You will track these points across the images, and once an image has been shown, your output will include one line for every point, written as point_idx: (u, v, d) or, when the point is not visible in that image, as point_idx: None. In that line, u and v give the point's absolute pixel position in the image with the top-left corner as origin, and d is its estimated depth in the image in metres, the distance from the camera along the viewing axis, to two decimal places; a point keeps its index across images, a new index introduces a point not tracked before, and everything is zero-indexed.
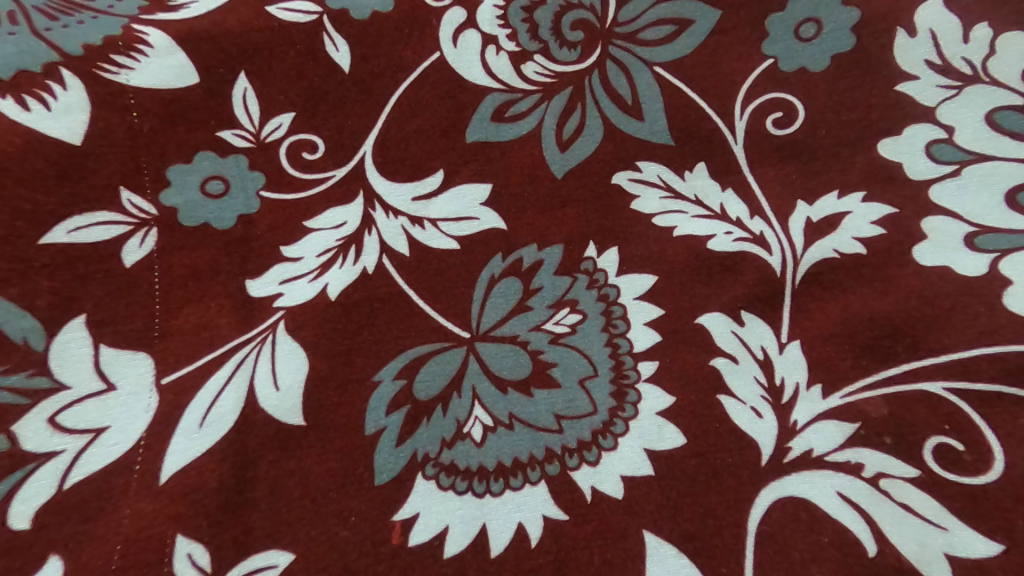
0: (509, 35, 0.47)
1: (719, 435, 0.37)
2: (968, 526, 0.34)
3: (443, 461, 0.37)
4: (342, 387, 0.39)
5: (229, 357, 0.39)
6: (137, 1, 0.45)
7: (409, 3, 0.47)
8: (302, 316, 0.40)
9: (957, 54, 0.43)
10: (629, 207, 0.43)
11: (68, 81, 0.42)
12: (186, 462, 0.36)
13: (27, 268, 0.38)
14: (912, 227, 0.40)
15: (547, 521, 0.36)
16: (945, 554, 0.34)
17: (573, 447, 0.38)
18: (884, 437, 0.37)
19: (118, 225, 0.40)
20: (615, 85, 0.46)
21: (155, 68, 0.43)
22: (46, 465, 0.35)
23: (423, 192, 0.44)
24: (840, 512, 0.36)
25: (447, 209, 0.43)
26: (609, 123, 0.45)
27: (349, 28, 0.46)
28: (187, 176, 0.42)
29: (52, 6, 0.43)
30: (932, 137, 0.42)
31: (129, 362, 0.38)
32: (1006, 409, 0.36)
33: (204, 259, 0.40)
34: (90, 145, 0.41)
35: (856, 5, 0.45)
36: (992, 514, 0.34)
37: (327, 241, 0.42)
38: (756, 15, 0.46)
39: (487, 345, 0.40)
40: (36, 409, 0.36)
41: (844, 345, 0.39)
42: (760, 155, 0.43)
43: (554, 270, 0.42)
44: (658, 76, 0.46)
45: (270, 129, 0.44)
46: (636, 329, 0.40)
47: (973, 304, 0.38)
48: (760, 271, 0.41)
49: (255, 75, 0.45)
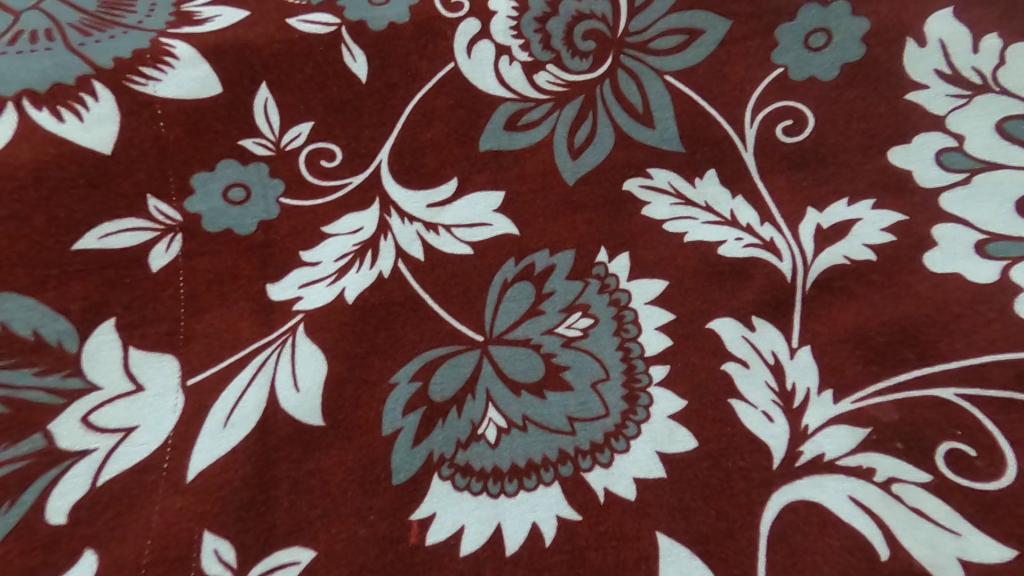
0: (522, 45, 0.48)
1: (730, 439, 0.38)
2: (979, 530, 0.35)
3: (458, 461, 0.38)
4: (360, 389, 0.40)
5: (251, 359, 0.40)
6: (165, 16, 0.46)
7: (425, 15, 0.48)
8: (321, 319, 0.41)
9: (966, 63, 0.43)
10: (641, 213, 0.44)
11: (99, 93, 0.43)
12: (210, 461, 0.38)
13: (60, 273, 0.39)
14: (923, 233, 0.41)
15: (561, 521, 0.37)
16: (957, 558, 0.34)
17: (586, 449, 0.39)
18: (895, 442, 0.37)
19: (145, 231, 0.41)
20: (627, 93, 0.47)
21: (181, 79, 0.45)
22: (80, 463, 0.36)
23: (438, 199, 0.45)
24: (852, 516, 0.36)
25: (461, 215, 0.44)
26: (620, 131, 0.46)
27: (367, 40, 0.48)
28: (211, 184, 0.43)
29: (85, 24, 0.45)
30: (942, 145, 0.42)
31: (156, 364, 0.39)
32: (1017, 415, 0.36)
33: (227, 263, 0.42)
34: (119, 154, 0.42)
35: (865, 15, 0.45)
36: (1003, 519, 0.35)
37: (345, 246, 0.43)
38: (766, 25, 0.46)
39: (501, 348, 0.41)
40: (68, 408, 0.37)
41: (855, 350, 0.39)
42: (770, 163, 0.44)
43: (567, 275, 0.43)
44: (668, 84, 0.47)
45: (290, 138, 0.45)
46: (648, 333, 0.41)
47: (984, 310, 0.39)
48: (771, 277, 0.41)
49: (275, 85, 0.46)
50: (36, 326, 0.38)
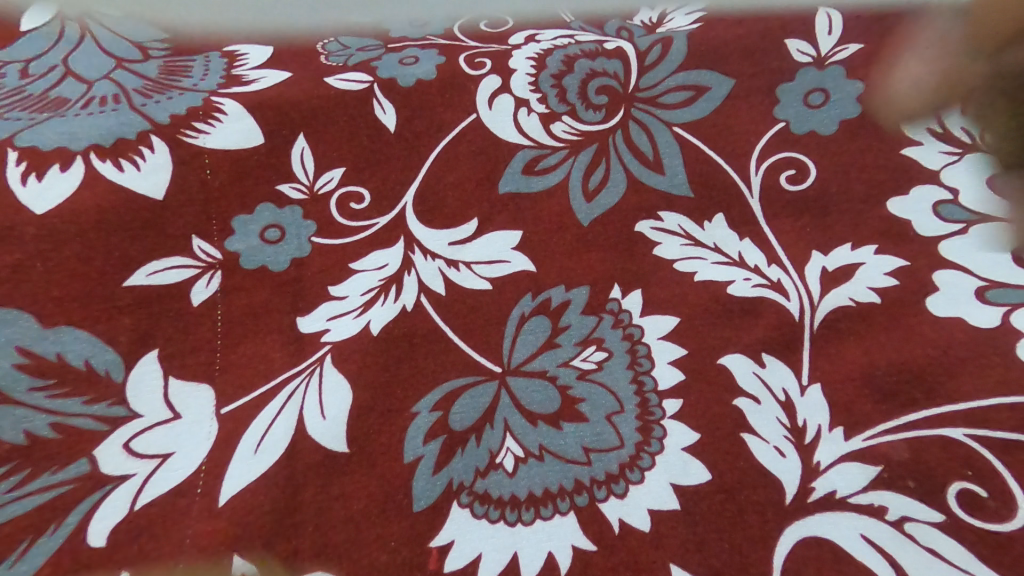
0: (539, 99, 0.52)
1: (742, 474, 0.38)
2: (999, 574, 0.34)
3: (477, 489, 0.39)
4: (384, 419, 0.41)
5: (282, 390, 0.42)
6: (217, 79, 0.51)
7: (450, 73, 0.53)
8: (348, 350, 0.43)
9: (958, 123, 0.47)
10: (716, 361, 0.42)
11: (156, 145, 0.47)
12: (243, 486, 0.39)
13: (111, 307, 0.42)
14: (925, 279, 0.43)
15: (576, 551, 0.37)
16: None
17: (601, 479, 0.39)
18: (907, 480, 0.37)
19: (188, 268, 0.44)
20: (557, 342, 0.44)
21: (229, 132, 0.49)
22: (121, 486, 0.38)
23: (136, 442, 0.39)
24: (865, 555, 0.36)
25: (166, 442, 0.40)
26: (549, 345, 0.44)
27: (396, 95, 0.52)
28: (248, 224, 0.47)
29: (148, 89, 0.50)
30: (938, 197, 0.45)
31: (193, 393, 0.41)
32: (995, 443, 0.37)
33: (259, 299, 0.44)
34: (170, 198, 0.46)
35: (863, 77, 0.49)
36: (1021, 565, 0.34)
37: (370, 281, 0.46)
38: (770, 83, 0.50)
39: (518, 379, 0.43)
40: (114, 434, 0.39)
41: (866, 387, 0.40)
42: (773, 208, 0.46)
43: (606, 414, 0.41)
44: (608, 300, 0.45)
45: (322, 182, 0.49)
46: (671, 453, 0.40)
47: (993, 352, 0.40)
48: (779, 316, 0.43)
49: (311, 135, 0.50)
50: (64, 348, 0.40)
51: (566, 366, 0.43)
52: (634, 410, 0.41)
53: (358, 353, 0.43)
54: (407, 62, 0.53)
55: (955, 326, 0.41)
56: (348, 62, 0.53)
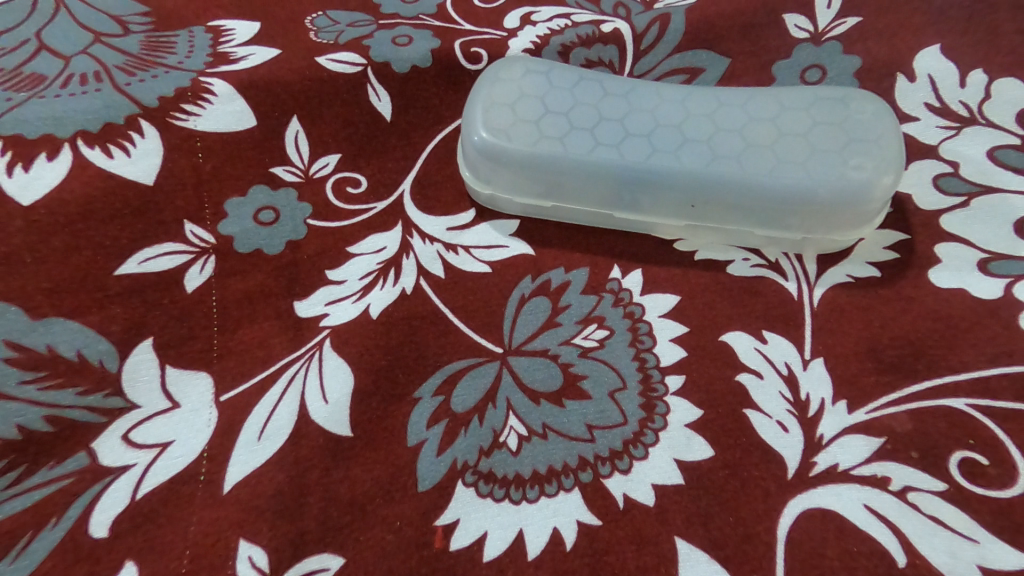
0: None
1: (746, 449, 0.39)
2: (998, 538, 0.35)
3: (481, 468, 0.39)
4: (387, 402, 0.41)
5: (282, 375, 0.41)
6: (203, 57, 0.50)
7: (445, 52, 0.52)
8: (348, 333, 0.43)
9: (954, 97, 0.47)
10: (718, 338, 0.42)
11: (145, 130, 0.46)
12: (247, 472, 0.39)
13: (103, 295, 0.41)
14: (923, 253, 0.43)
15: (582, 526, 0.37)
16: (978, 565, 0.34)
17: (605, 455, 0.39)
18: (909, 451, 0.37)
19: (182, 254, 0.44)
20: (559, 321, 0.44)
21: (219, 114, 0.48)
22: (121, 478, 0.38)
23: (135, 433, 0.39)
24: (869, 525, 0.36)
25: (166, 431, 0.39)
26: (550, 324, 0.44)
27: (391, 75, 0.51)
28: (244, 208, 0.46)
29: (130, 66, 0.49)
30: (937, 171, 0.45)
31: (192, 381, 0.41)
32: (994, 412, 0.38)
33: (256, 284, 0.44)
34: (161, 183, 0.45)
35: (858, 53, 0.49)
36: (1019, 529, 0.35)
37: (369, 265, 0.45)
38: (765, 62, 0.50)
39: (520, 358, 0.43)
40: (111, 426, 0.39)
41: (867, 362, 0.40)
42: None
43: (608, 390, 0.41)
44: (608, 279, 0.45)
45: (318, 167, 0.48)
46: (674, 429, 0.40)
47: (992, 324, 0.40)
48: (778, 294, 0.43)
49: (306, 118, 0.49)
50: (56, 340, 0.40)
51: (568, 344, 0.43)
52: (637, 387, 0.41)
53: (358, 337, 0.43)
54: (401, 41, 0.53)
55: (953, 299, 0.41)
56: (339, 40, 0.52)
